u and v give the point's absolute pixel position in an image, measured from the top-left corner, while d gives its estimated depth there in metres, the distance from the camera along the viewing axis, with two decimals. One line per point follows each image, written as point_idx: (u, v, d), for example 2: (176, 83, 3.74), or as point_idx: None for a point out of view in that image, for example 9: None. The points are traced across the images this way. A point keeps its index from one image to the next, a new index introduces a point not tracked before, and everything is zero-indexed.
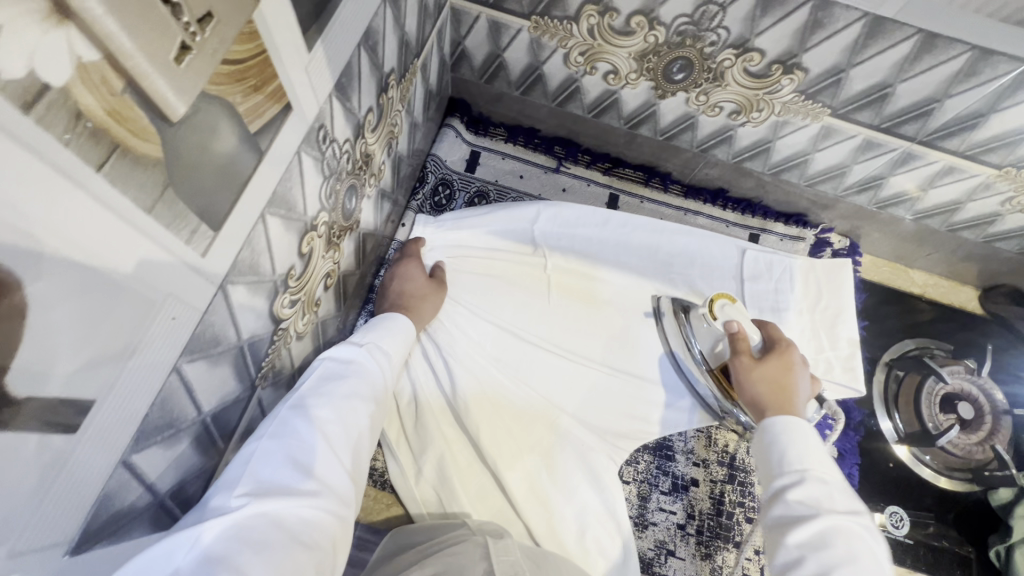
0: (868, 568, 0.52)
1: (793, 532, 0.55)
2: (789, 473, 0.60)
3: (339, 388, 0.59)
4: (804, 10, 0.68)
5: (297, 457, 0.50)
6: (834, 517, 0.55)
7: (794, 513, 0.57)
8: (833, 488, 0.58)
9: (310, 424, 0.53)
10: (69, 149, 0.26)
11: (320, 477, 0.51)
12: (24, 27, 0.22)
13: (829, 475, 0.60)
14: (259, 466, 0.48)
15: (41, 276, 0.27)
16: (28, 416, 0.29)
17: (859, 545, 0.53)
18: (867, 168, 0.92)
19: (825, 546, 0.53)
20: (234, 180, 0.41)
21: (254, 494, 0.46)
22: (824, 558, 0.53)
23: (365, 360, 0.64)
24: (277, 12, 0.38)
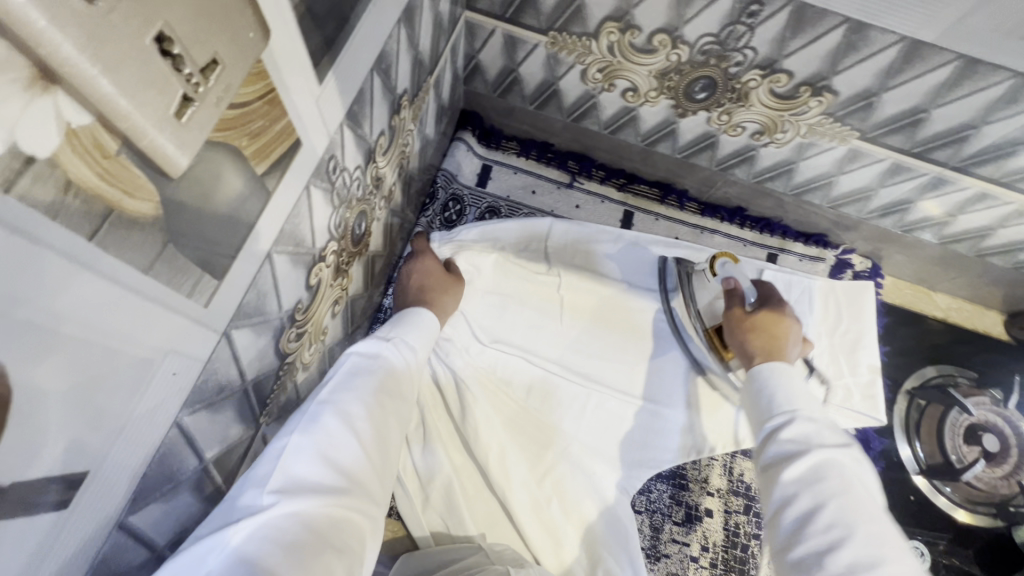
0: (865, 499, 0.46)
1: (786, 466, 0.49)
2: (779, 413, 0.54)
3: (370, 380, 0.53)
4: (837, 33, 0.64)
5: (330, 452, 0.45)
6: (828, 448, 0.49)
7: (785, 451, 0.51)
8: (825, 424, 0.52)
9: (342, 416, 0.48)
10: (58, 221, 0.23)
11: (353, 473, 0.46)
12: (4, 99, 0.19)
13: (821, 413, 0.53)
14: (291, 461, 0.43)
15: (28, 356, 0.24)
16: (13, 501, 0.26)
17: (854, 475, 0.47)
18: (895, 192, 0.89)
19: (818, 477, 0.47)
20: (240, 225, 0.38)
21: (286, 493, 0.41)
22: (816, 489, 0.47)
23: (394, 359, 0.58)
24: (286, 49, 0.36)
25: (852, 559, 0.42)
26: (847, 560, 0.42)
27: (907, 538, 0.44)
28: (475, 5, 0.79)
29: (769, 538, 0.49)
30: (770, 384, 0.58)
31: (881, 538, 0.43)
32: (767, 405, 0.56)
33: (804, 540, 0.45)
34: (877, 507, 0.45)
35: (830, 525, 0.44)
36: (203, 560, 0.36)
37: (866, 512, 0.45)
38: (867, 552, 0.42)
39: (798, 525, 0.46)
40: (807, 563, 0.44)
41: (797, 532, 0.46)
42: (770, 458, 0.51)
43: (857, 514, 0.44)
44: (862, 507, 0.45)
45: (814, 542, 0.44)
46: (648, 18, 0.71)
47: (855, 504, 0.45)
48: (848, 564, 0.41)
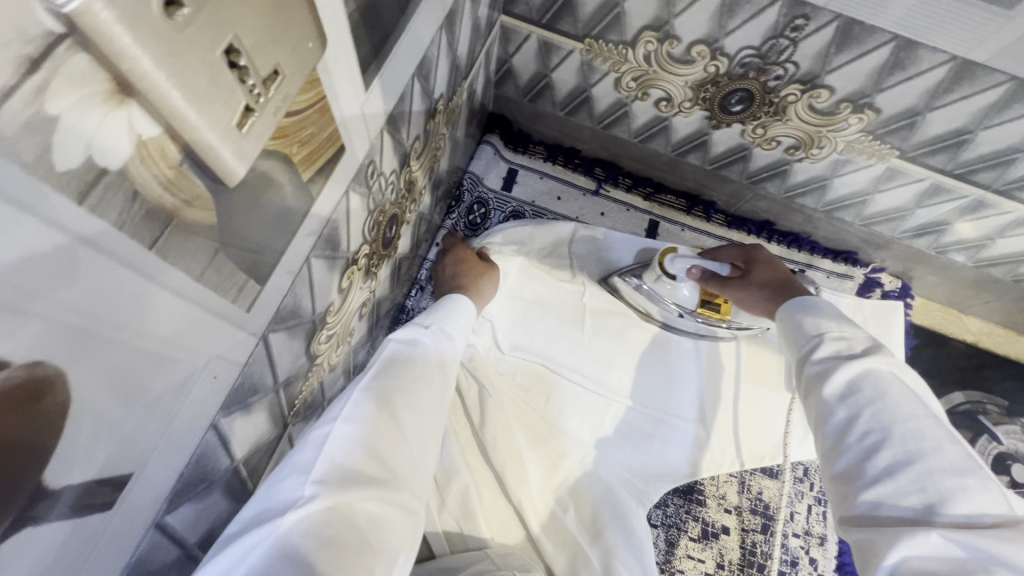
0: (905, 400, 0.47)
1: (821, 384, 0.51)
2: (810, 341, 0.57)
3: (409, 370, 0.54)
4: (884, 50, 0.63)
5: (373, 441, 0.45)
6: (862, 360, 0.50)
7: (820, 368, 0.53)
8: (857, 338, 0.54)
9: (384, 405, 0.48)
10: (123, 232, 0.23)
11: (394, 466, 0.46)
12: (83, 113, 0.19)
13: (851, 330, 0.55)
14: (335, 449, 0.43)
15: (86, 364, 0.24)
16: (63, 503, 0.26)
17: (891, 382, 0.49)
18: (932, 213, 0.87)
19: (854, 389, 0.49)
20: (285, 231, 0.38)
21: (331, 482, 0.40)
22: (852, 399, 0.49)
23: (431, 345, 0.60)
24: (338, 58, 0.35)
25: (891, 459, 0.44)
26: (887, 460, 0.44)
27: (951, 429, 0.45)
28: (512, 10, 0.78)
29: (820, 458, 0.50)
30: (801, 314, 0.60)
31: (922, 433, 0.45)
32: (807, 333, 0.58)
33: (845, 448, 0.47)
34: (917, 406, 0.46)
35: (868, 431, 0.46)
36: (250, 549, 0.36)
37: (904, 412, 0.46)
38: (905, 449, 0.44)
39: (839, 435, 0.48)
40: (849, 469, 0.46)
41: (840, 442, 0.48)
42: (808, 378, 0.54)
43: (894, 416, 0.46)
44: (901, 408, 0.46)
45: (855, 447, 0.46)
46: (688, 28, 0.70)
47: (893, 407, 0.46)
48: (886, 465, 0.44)
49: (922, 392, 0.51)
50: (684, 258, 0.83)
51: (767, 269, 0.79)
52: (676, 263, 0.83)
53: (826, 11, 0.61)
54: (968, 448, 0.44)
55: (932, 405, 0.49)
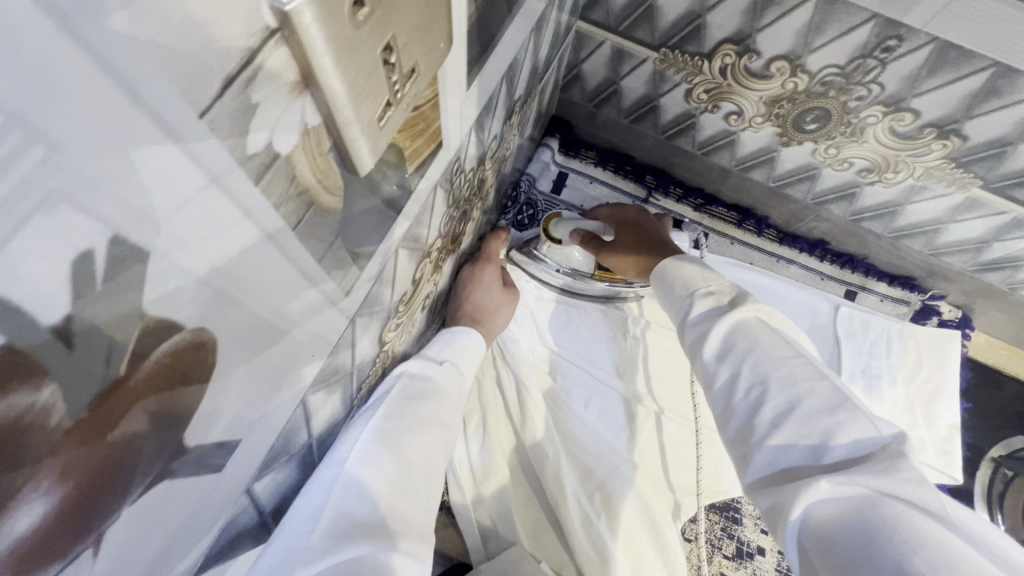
0: (772, 344, 0.51)
1: (701, 346, 0.55)
2: (682, 302, 0.60)
3: (413, 414, 0.59)
4: (980, 76, 0.61)
5: (378, 489, 0.48)
6: (732, 315, 0.55)
7: (701, 327, 0.57)
8: (723, 290, 0.58)
9: (386, 451, 0.52)
10: (279, 213, 0.25)
11: (401, 512, 0.49)
12: (274, 102, 0.21)
13: (716, 282, 0.60)
14: (340, 497, 0.46)
15: (230, 333, 0.26)
16: (192, 461, 0.28)
17: (759, 328, 0.53)
18: (1010, 246, 0.83)
19: (730, 346, 0.53)
20: (387, 219, 0.40)
21: (338, 533, 0.43)
22: (730, 357, 0.52)
23: (441, 379, 0.67)
24: (455, 58, 0.37)
25: (774, 410, 0.47)
26: (772, 412, 0.47)
27: (817, 366, 0.49)
28: (589, 16, 0.78)
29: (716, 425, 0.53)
30: (669, 275, 0.64)
31: (796, 377, 0.48)
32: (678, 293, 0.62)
33: (736, 408, 0.50)
34: (785, 348, 0.50)
35: (751, 385, 0.50)
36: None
37: (776, 359, 0.50)
38: (784, 398, 0.47)
39: (727, 398, 0.51)
40: (743, 427, 0.49)
41: (730, 406, 0.51)
42: (692, 340, 0.57)
43: (769, 365, 0.50)
44: (772, 356, 0.50)
45: (744, 404, 0.49)
46: (770, 43, 0.69)
47: (766, 356, 0.50)
48: (772, 416, 0.47)
49: (792, 331, 0.55)
50: (569, 222, 0.82)
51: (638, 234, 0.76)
52: (560, 228, 0.83)
53: (922, 33, 0.59)
54: (837, 379, 0.48)
55: (800, 342, 0.53)
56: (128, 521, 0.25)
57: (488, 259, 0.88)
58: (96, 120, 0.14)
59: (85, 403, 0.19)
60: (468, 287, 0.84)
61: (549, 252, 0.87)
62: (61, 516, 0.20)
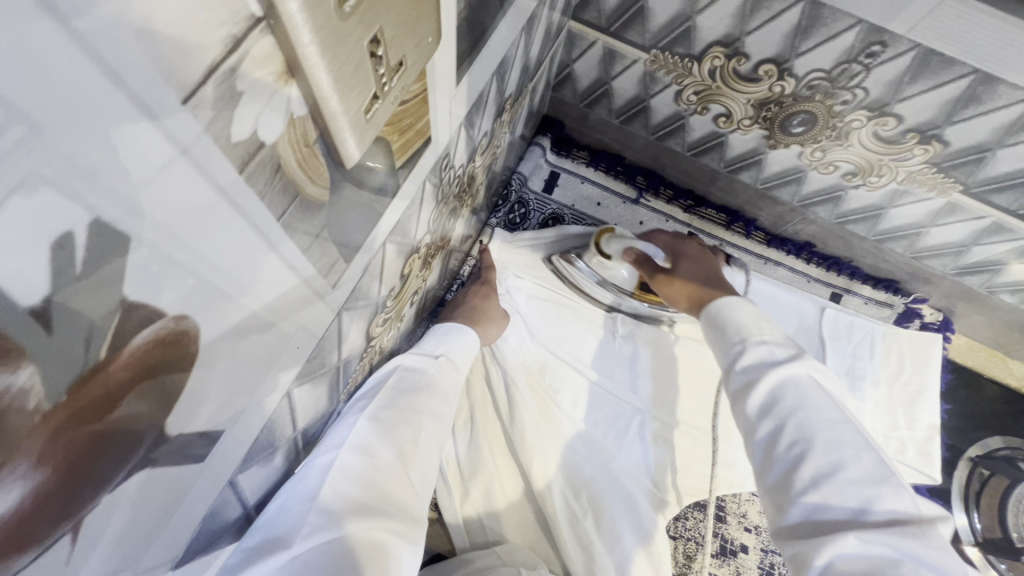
0: (821, 404, 0.51)
1: (746, 395, 0.55)
2: (734, 346, 0.60)
3: (411, 403, 0.59)
4: (961, 83, 0.62)
5: (373, 473, 0.50)
6: (782, 367, 0.54)
7: (748, 376, 0.56)
8: (776, 340, 0.58)
9: (383, 438, 0.53)
10: (264, 203, 0.25)
11: (395, 499, 0.50)
12: (259, 91, 0.21)
13: (770, 332, 0.60)
14: (338, 478, 0.48)
15: (213, 323, 0.26)
16: (174, 450, 0.28)
17: (808, 385, 0.53)
18: (989, 251, 0.85)
19: (777, 399, 0.53)
20: (374, 213, 0.40)
21: (334, 512, 0.45)
22: (776, 410, 0.52)
23: (436, 372, 0.66)
24: (444, 53, 0.37)
25: (815, 470, 0.47)
26: (811, 471, 0.47)
27: (866, 435, 0.49)
28: (581, 16, 0.79)
29: (753, 470, 0.54)
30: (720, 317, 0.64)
31: (841, 440, 0.48)
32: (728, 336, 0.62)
33: (775, 460, 0.50)
34: (835, 411, 0.50)
35: (794, 441, 0.50)
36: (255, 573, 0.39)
37: (824, 419, 0.50)
38: (828, 460, 0.47)
39: (767, 448, 0.52)
40: (781, 481, 0.49)
41: (769, 456, 0.51)
42: (737, 385, 0.57)
43: (815, 425, 0.49)
44: (820, 416, 0.50)
45: (784, 458, 0.50)
46: (758, 46, 0.70)
47: (812, 414, 0.50)
48: (811, 475, 0.47)
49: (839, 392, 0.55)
50: (621, 240, 0.83)
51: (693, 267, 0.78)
52: (613, 244, 0.83)
53: (905, 40, 0.60)
54: (881, 448, 0.48)
55: (845, 403, 0.53)
56: (105, 511, 0.25)
57: (489, 282, 0.92)
58: (80, 107, 0.15)
59: (63, 387, 0.19)
60: (465, 297, 0.89)
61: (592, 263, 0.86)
62: (35, 504, 0.20)
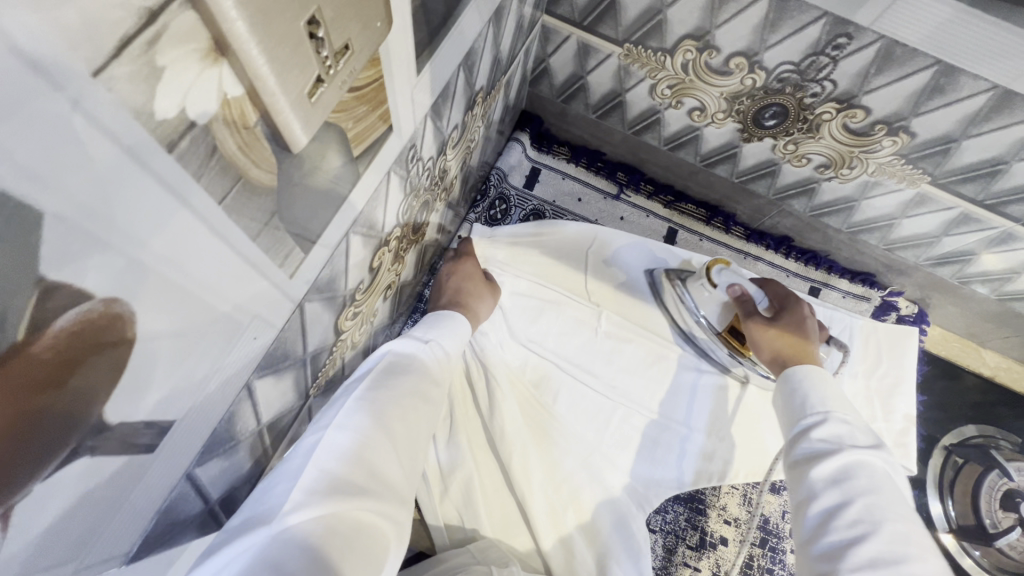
0: (893, 498, 0.51)
1: (814, 463, 0.55)
2: (811, 414, 0.60)
3: (404, 385, 0.57)
4: (925, 74, 0.63)
5: (361, 454, 0.47)
6: (859, 451, 0.55)
7: (818, 446, 0.56)
8: (857, 428, 0.58)
9: (373, 418, 0.50)
10: (201, 185, 0.25)
11: (382, 477, 0.48)
12: (184, 67, 0.21)
13: (854, 418, 0.59)
14: (325, 457, 0.45)
15: (151, 308, 0.26)
16: (116, 439, 0.28)
17: (883, 479, 0.53)
18: (959, 242, 0.87)
19: (849, 476, 0.53)
20: (332, 202, 0.40)
21: (320, 490, 0.42)
22: (846, 486, 0.52)
23: (427, 358, 0.63)
24: (399, 40, 0.37)
25: (875, 553, 0.47)
26: (870, 553, 0.47)
27: (935, 545, 0.49)
28: (554, 10, 0.79)
29: (799, 533, 0.54)
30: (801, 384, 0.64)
31: (907, 537, 0.48)
32: (800, 407, 0.62)
33: (832, 531, 0.50)
34: (904, 510, 0.50)
35: (857, 520, 0.50)
36: (233, 551, 0.38)
37: (894, 512, 0.50)
38: (891, 549, 0.47)
39: (825, 516, 0.52)
40: (832, 552, 0.49)
41: (824, 524, 0.51)
42: (804, 451, 0.57)
43: (883, 513, 0.50)
44: (890, 507, 0.50)
45: (842, 533, 0.50)
46: (728, 39, 0.70)
47: (882, 504, 0.50)
48: (869, 555, 0.47)
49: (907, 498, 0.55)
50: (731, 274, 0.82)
51: (793, 322, 0.76)
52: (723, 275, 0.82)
53: (870, 32, 0.61)
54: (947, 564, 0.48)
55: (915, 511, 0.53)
56: (40, 499, 0.25)
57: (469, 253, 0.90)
58: None
59: None
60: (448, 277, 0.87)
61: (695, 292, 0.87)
62: None
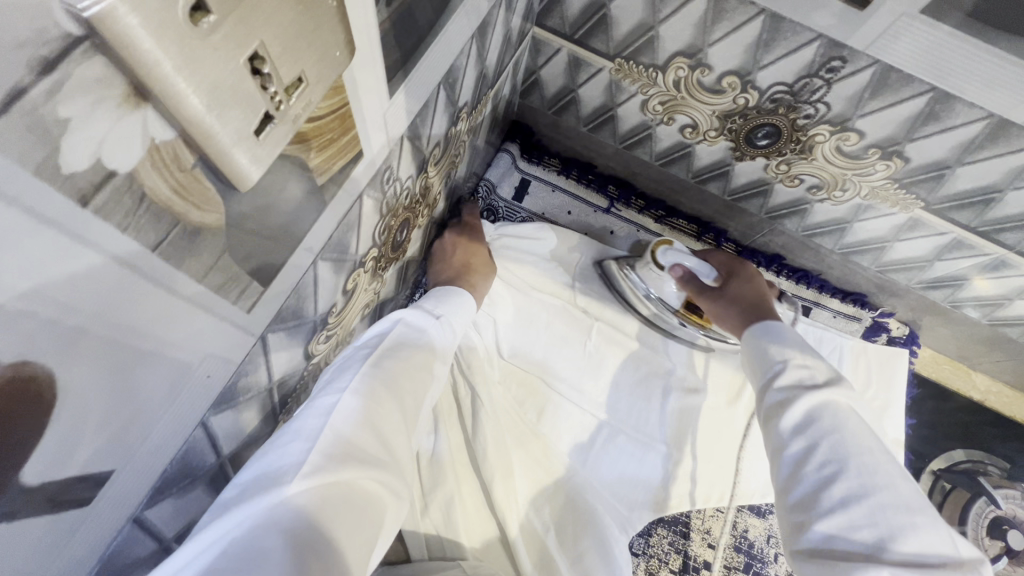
0: (858, 429, 0.50)
1: (781, 412, 0.53)
2: (774, 363, 0.58)
3: (412, 354, 0.54)
4: (919, 100, 0.61)
5: (376, 421, 0.45)
6: (820, 392, 0.52)
7: (785, 395, 0.54)
8: (818, 368, 0.56)
9: (386, 386, 0.48)
10: (128, 235, 0.23)
11: (388, 444, 0.46)
12: (95, 117, 0.19)
13: (815, 361, 0.57)
14: (340, 421, 0.43)
15: (75, 363, 0.24)
16: (40, 500, 0.26)
17: (847, 411, 0.51)
18: (951, 266, 0.86)
19: (814, 419, 0.51)
20: (294, 233, 0.38)
21: (336, 454, 0.40)
22: (811, 429, 0.51)
23: (437, 334, 0.60)
24: (365, 67, 0.35)
25: (846, 491, 0.46)
26: (842, 493, 0.46)
27: (900, 463, 0.48)
28: (544, 22, 0.77)
29: (774, 481, 0.52)
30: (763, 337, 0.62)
31: (875, 467, 0.47)
32: (766, 356, 0.60)
33: (802, 478, 0.49)
34: (869, 437, 0.49)
35: (825, 462, 0.48)
36: (247, 510, 0.35)
37: (861, 445, 0.48)
38: (859, 483, 0.46)
39: (795, 464, 0.50)
40: (806, 500, 0.48)
41: (796, 472, 0.50)
42: (773, 400, 0.55)
43: (851, 448, 0.48)
44: (858, 442, 0.49)
45: (813, 477, 0.48)
46: (721, 58, 0.69)
47: (849, 439, 0.49)
48: (841, 496, 0.46)
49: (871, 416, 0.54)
50: (676, 252, 0.81)
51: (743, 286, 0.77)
52: (669, 255, 0.81)
53: (864, 56, 0.59)
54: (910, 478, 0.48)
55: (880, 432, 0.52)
56: None
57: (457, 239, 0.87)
58: None
59: None
60: (454, 249, 0.85)
61: (643, 274, 0.89)
62: None
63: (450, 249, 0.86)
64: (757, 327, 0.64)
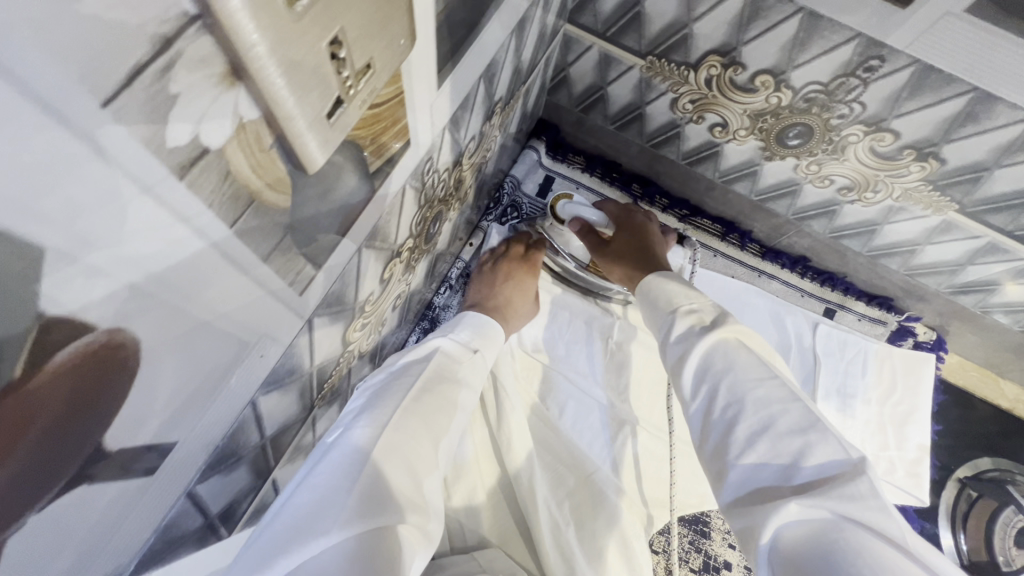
0: (749, 365, 0.50)
1: (681, 366, 0.55)
2: (665, 318, 0.60)
3: (440, 385, 0.55)
4: (959, 101, 0.61)
5: (411, 455, 0.46)
6: (712, 332, 0.54)
7: (683, 346, 0.56)
8: (705, 309, 0.59)
9: (417, 417, 0.49)
10: (212, 211, 0.24)
11: (426, 473, 0.46)
12: (198, 94, 0.19)
13: (699, 301, 0.60)
14: (377, 458, 0.43)
15: (157, 334, 0.25)
16: (114, 465, 0.27)
17: (736, 347, 0.53)
18: (983, 271, 0.85)
19: (709, 366, 0.52)
20: (346, 219, 0.38)
21: (377, 491, 0.41)
22: (710, 376, 0.52)
23: (469, 363, 0.62)
24: (421, 57, 0.36)
25: (748, 429, 0.46)
26: (745, 431, 0.46)
27: (794, 388, 0.48)
28: (576, 19, 0.78)
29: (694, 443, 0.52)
30: (653, 292, 0.65)
31: (770, 398, 0.47)
32: (660, 310, 0.62)
33: (712, 426, 0.49)
34: (760, 369, 0.50)
35: (727, 405, 0.49)
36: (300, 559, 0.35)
37: (752, 379, 0.49)
38: (758, 418, 0.46)
39: (705, 416, 0.51)
40: (719, 447, 0.48)
41: (707, 423, 0.50)
42: (676, 355, 0.57)
43: (745, 386, 0.49)
44: (749, 377, 0.49)
45: (720, 423, 0.49)
46: (755, 57, 0.69)
47: (742, 377, 0.49)
48: (745, 434, 0.46)
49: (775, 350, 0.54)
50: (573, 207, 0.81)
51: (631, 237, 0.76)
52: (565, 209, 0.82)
53: (904, 55, 0.59)
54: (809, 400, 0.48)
55: (778, 364, 0.52)
56: (32, 531, 0.24)
57: (509, 274, 0.85)
58: None
59: None
60: (504, 283, 0.84)
61: (554, 234, 0.89)
62: None
63: (501, 280, 0.84)
64: (650, 276, 0.67)
